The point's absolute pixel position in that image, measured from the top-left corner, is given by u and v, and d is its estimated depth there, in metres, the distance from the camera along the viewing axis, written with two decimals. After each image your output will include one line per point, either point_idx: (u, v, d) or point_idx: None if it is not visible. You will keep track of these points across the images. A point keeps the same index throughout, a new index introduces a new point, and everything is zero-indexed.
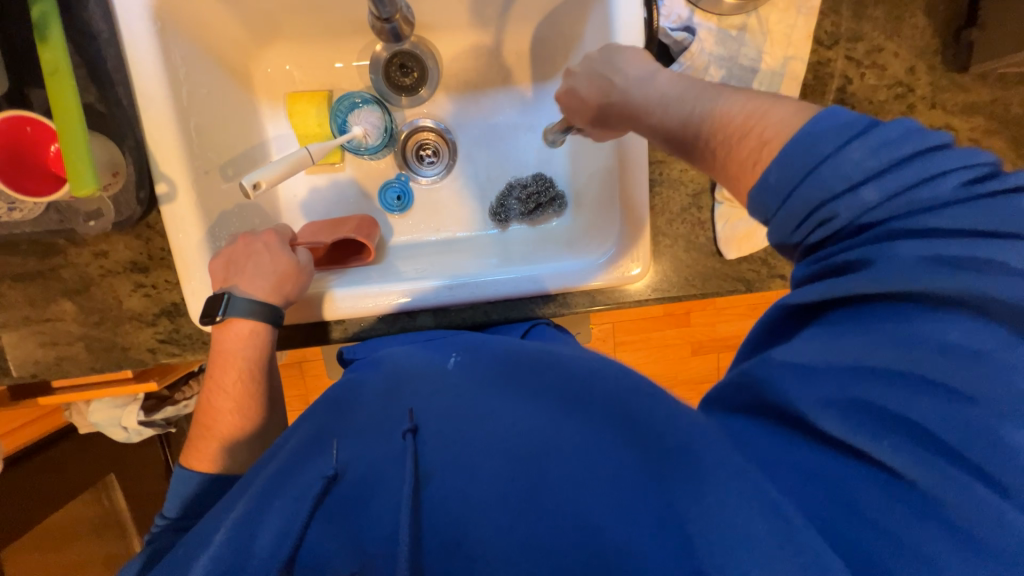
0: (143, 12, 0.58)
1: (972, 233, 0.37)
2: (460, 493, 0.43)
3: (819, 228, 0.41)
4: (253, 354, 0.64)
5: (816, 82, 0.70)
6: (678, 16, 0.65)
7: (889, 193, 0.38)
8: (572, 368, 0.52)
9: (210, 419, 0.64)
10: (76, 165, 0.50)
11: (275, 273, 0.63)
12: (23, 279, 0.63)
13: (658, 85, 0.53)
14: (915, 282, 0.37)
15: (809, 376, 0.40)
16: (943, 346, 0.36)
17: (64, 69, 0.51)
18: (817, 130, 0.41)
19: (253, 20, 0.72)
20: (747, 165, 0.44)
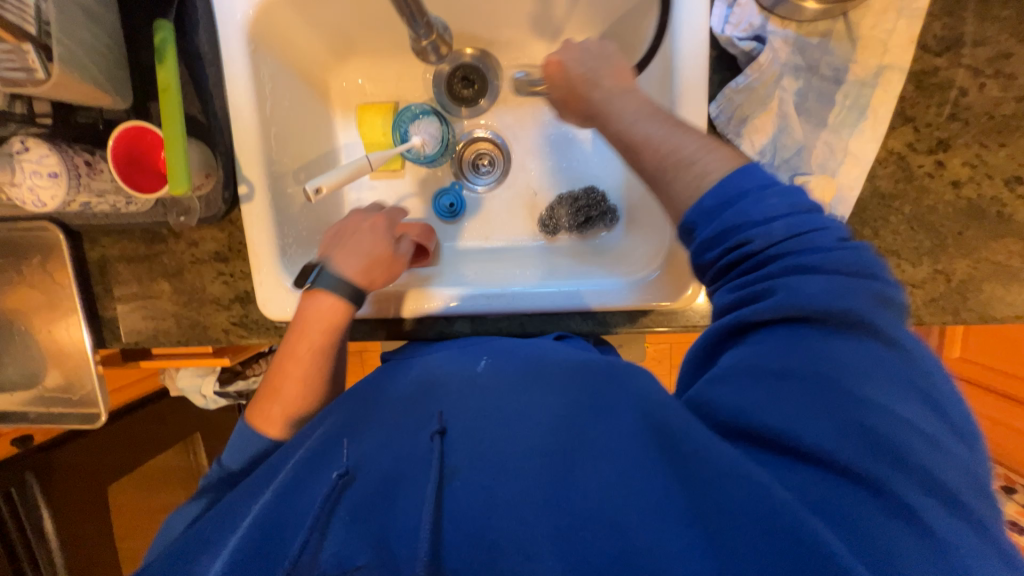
0: (241, 35, 0.66)
1: (850, 273, 0.40)
2: (483, 492, 0.44)
3: (735, 254, 0.42)
4: (330, 327, 0.65)
5: (919, 94, 0.60)
6: (749, 24, 0.59)
7: (794, 230, 0.41)
8: (546, 365, 0.54)
9: (285, 384, 0.65)
10: (176, 169, 0.58)
11: (370, 255, 0.68)
12: (134, 261, 0.75)
13: (630, 100, 0.52)
14: (816, 308, 0.39)
15: (756, 392, 0.39)
16: (850, 368, 0.37)
17: (175, 87, 0.60)
18: (744, 179, 0.43)
19: (332, 39, 0.78)
20: (689, 193, 0.45)
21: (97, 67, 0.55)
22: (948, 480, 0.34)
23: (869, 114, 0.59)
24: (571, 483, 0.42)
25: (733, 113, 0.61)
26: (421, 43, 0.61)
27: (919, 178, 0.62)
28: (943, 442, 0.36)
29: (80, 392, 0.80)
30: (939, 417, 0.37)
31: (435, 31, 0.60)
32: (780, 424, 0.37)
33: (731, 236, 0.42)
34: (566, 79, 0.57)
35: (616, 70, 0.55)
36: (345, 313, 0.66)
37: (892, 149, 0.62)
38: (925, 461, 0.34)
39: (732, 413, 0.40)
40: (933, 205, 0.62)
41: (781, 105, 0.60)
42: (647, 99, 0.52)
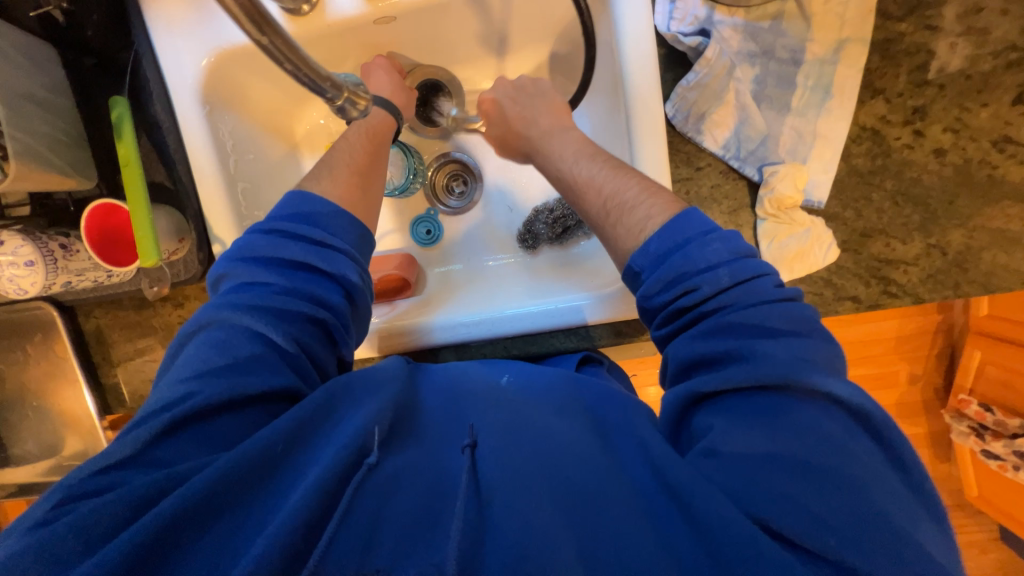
0: (195, 99, 0.67)
1: (800, 333, 0.44)
2: (523, 512, 0.41)
3: (687, 298, 0.47)
4: (373, 131, 0.66)
5: (885, 63, 0.57)
6: (694, 17, 0.57)
7: (739, 279, 0.46)
8: (567, 386, 0.54)
9: (329, 170, 0.61)
10: (144, 241, 0.60)
11: (382, 121, 0.67)
12: (128, 327, 0.77)
13: (566, 142, 0.62)
14: (785, 369, 0.41)
15: (740, 460, 0.39)
16: (827, 437, 0.39)
17: (135, 161, 0.62)
18: (685, 226, 0.49)
19: (288, 85, 0.79)
20: (631, 238, 0.52)
21: (57, 154, 0.57)
22: (919, 543, 0.36)
23: (834, 92, 0.57)
24: (598, 508, 0.41)
25: (689, 111, 0.59)
26: (336, 104, 0.54)
27: (899, 151, 0.59)
28: (910, 504, 0.38)
29: (94, 458, 0.83)
30: (899, 477, 0.40)
31: (345, 88, 0.52)
32: (773, 485, 0.37)
33: (680, 283, 0.47)
34: (505, 117, 0.69)
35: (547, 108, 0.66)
36: (367, 189, 0.62)
37: (865, 125, 0.58)
38: (902, 522, 0.36)
39: (734, 487, 0.38)
40: (917, 177, 0.59)
41: (738, 96, 0.58)
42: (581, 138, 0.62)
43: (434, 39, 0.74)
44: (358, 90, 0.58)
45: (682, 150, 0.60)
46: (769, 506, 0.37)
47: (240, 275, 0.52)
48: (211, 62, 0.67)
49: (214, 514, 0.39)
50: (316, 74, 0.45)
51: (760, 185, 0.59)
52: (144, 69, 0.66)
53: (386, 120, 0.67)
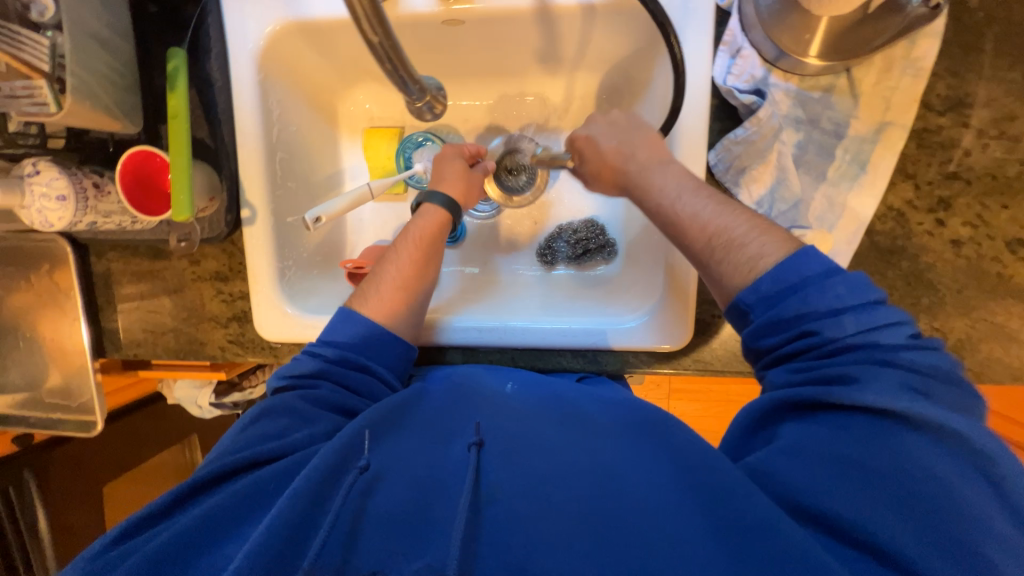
0: (252, 65, 0.68)
1: (925, 374, 0.44)
2: (523, 515, 0.46)
3: (803, 339, 0.47)
4: (434, 226, 0.71)
5: (920, 152, 0.60)
6: (751, 76, 0.60)
7: (862, 325, 0.46)
8: (572, 403, 0.58)
9: (381, 277, 0.67)
10: (179, 195, 0.60)
11: (439, 223, 0.71)
12: (138, 275, 0.76)
13: (667, 176, 0.58)
14: (893, 400, 0.42)
15: (830, 471, 0.42)
16: (928, 466, 0.40)
17: (183, 114, 0.62)
18: (801, 267, 0.48)
19: (341, 66, 0.80)
20: (739, 276, 0.51)
21: (110, 96, 0.57)
22: None
23: (869, 170, 0.59)
24: (615, 516, 0.46)
25: (731, 163, 0.61)
26: (416, 105, 0.58)
27: (919, 236, 0.62)
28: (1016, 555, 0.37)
29: (78, 399, 0.82)
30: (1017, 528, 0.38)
31: (429, 92, 0.57)
32: (853, 498, 0.41)
33: (797, 324, 0.47)
34: (598, 152, 0.62)
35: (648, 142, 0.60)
36: (411, 301, 0.67)
37: (892, 206, 0.61)
38: (991, 558, 0.37)
39: (801, 487, 0.43)
40: (932, 263, 0.62)
41: (780, 158, 0.59)
42: (683, 171, 0.58)
43: (493, 49, 0.75)
44: (437, 94, 0.62)
45: None
46: (851, 512, 0.40)
47: (295, 366, 0.62)
48: (274, 31, 0.68)
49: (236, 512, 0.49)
50: (408, 75, 0.51)
51: None
52: (207, 26, 0.67)
53: (439, 218, 0.72)
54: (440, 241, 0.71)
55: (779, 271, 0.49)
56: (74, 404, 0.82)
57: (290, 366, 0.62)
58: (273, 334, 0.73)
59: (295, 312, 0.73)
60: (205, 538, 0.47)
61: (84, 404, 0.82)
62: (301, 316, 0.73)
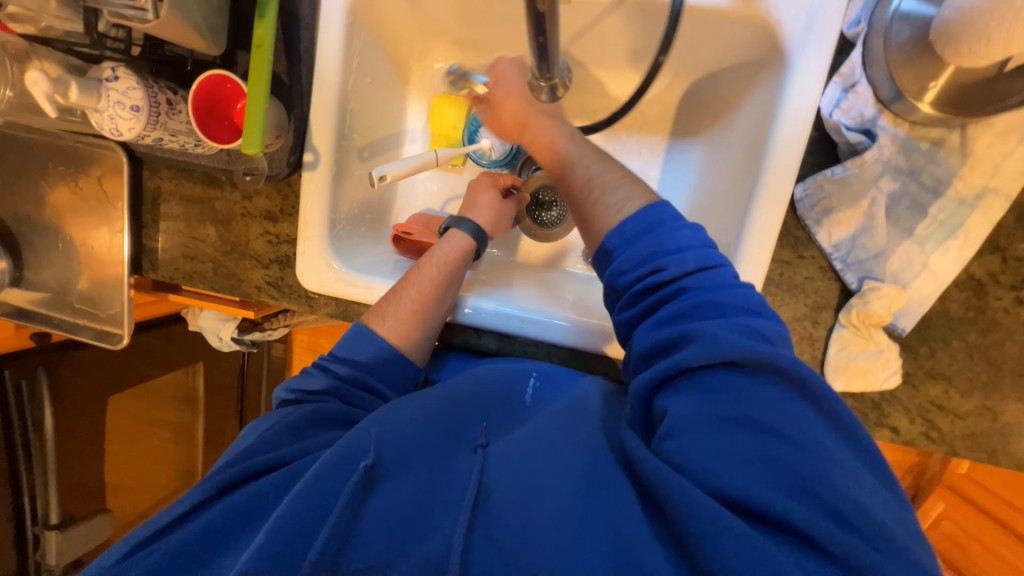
0: (342, 6, 0.65)
1: (752, 309, 0.48)
2: (518, 513, 0.51)
3: (651, 278, 0.50)
4: (458, 251, 0.72)
5: (1016, 226, 0.57)
6: (860, 114, 0.57)
7: (701, 263, 0.49)
8: (574, 407, 0.62)
9: (401, 293, 0.69)
10: (252, 127, 0.58)
11: (465, 249, 0.72)
12: (188, 199, 0.75)
13: (557, 127, 0.62)
14: (735, 351, 0.44)
15: (715, 438, 0.44)
16: (787, 426, 0.43)
17: (268, 44, 0.60)
18: (661, 211, 0.52)
19: (425, 22, 0.77)
20: (605, 219, 0.55)
21: (202, 14, 0.55)
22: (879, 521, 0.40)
23: (959, 235, 0.57)
24: (598, 512, 0.49)
25: (818, 201, 0.59)
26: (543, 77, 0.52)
27: (992, 311, 0.59)
28: (856, 472, 0.43)
29: (106, 311, 0.81)
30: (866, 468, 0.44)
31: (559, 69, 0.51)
32: (735, 461, 0.42)
33: (650, 261, 0.51)
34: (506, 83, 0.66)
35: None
36: (428, 320, 0.68)
37: (973, 275, 0.59)
38: (857, 500, 0.41)
39: (701, 469, 0.43)
40: (999, 340, 0.60)
41: (871, 205, 0.58)
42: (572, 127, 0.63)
43: (585, 35, 0.72)
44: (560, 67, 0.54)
45: (793, 234, 0.61)
46: (742, 482, 0.42)
47: (308, 382, 0.67)
48: None
49: (241, 516, 0.56)
50: (546, 58, 0.46)
51: (855, 293, 0.60)
52: None
53: (466, 246, 0.73)
54: (463, 267, 0.72)
55: (643, 216, 0.52)
56: (99, 314, 0.82)
57: (300, 382, 0.68)
58: (313, 284, 0.72)
59: (342, 268, 0.72)
60: (219, 534, 0.55)
61: (109, 316, 0.82)
62: (347, 272, 0.72)
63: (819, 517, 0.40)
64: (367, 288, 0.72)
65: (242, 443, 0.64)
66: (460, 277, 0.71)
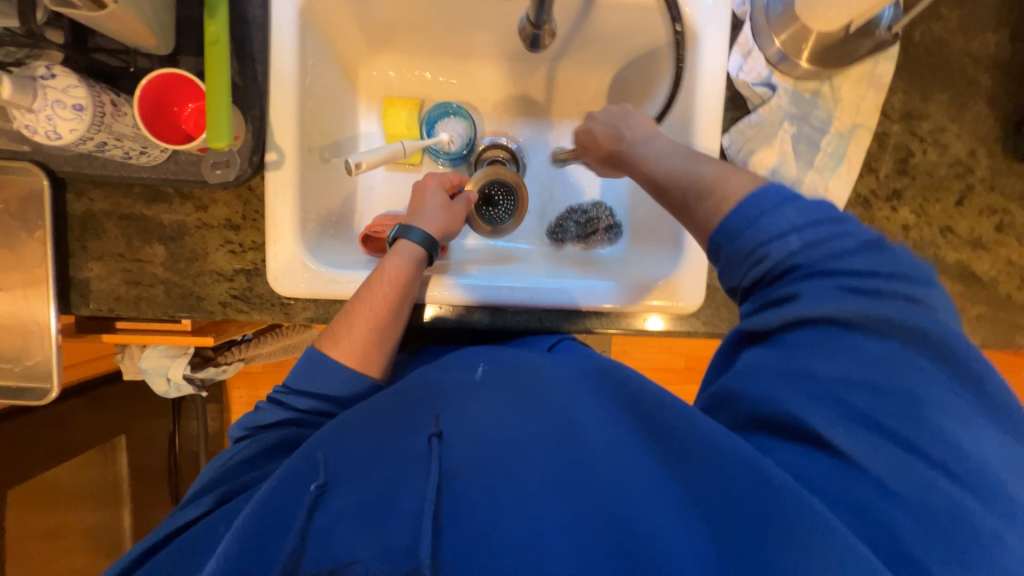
0: (294, 7, 0.67)
1: (880, 273, 0.47)
2: (485, 489, 0.49)
3: (758, 262, 0.50)
4: (405, 263, 0.70)
5: (880, 150, 0.74)
6: (758, 75, 0.71)
7: (811, 240, 0.48)
8: (533, 374, 0.61)
9: (354, 310, 0.67)
10: (216, 121, 0.56)
11: (412, 256, 0.70)
12: (127, 218, 0.68)
13: (652, 145, 0.62)
14: (841, 308, 0.46)
15: (819, 390, 0.45)
16: (878, 366, 0.44)
17: (223, 41, 0.59)
18: (762, 197, 0.51)
19: (371, 29, 0.81)
20: (718, 208, 0.54)
21: (152, 8, 0.53)
22: (995, 471, 0.41)
23: (845, 161, 0.72)
24: (581, 473, 0.49)
25: (741, 145, 0.71)
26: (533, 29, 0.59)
27: (879, 220, 0.75)
28: (986, 432, 0.42)
29: (19, 364, 0.68)
30: (991, 419, 0.43)
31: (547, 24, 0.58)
32: (842, 409, 0.44)
33: (757, 246, 0.50)
34: (594, 138, 0.69)
35: (643, 122, 0.66)
36: (388, 329, 0.67)
37: (860, 194, 0.74)
38: (972, 453, 0.41)
39: (804, 415, 0.44)
40: (888, 243, 0.75)
41: (781, 143, 0.71)
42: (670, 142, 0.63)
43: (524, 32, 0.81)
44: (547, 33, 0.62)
45: None
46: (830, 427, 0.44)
47: (261, 418, 0.64)
48: None
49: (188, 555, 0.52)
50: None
51: None
52: None
53: (415, 256, 0.71)
54: (415, 280, 0.70)
55: (747, 203, 0.51)
56: (10, 370, 0.69)
57: (254, 418, 0.65)
58: (288, 289, 0.69)
59: (317, 265, 0.70)
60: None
61: (23, 370, 0.69)
62: (323, 270, 0.70)
63: (901, 450, 0.42)
64: (350, 283, 0.71)
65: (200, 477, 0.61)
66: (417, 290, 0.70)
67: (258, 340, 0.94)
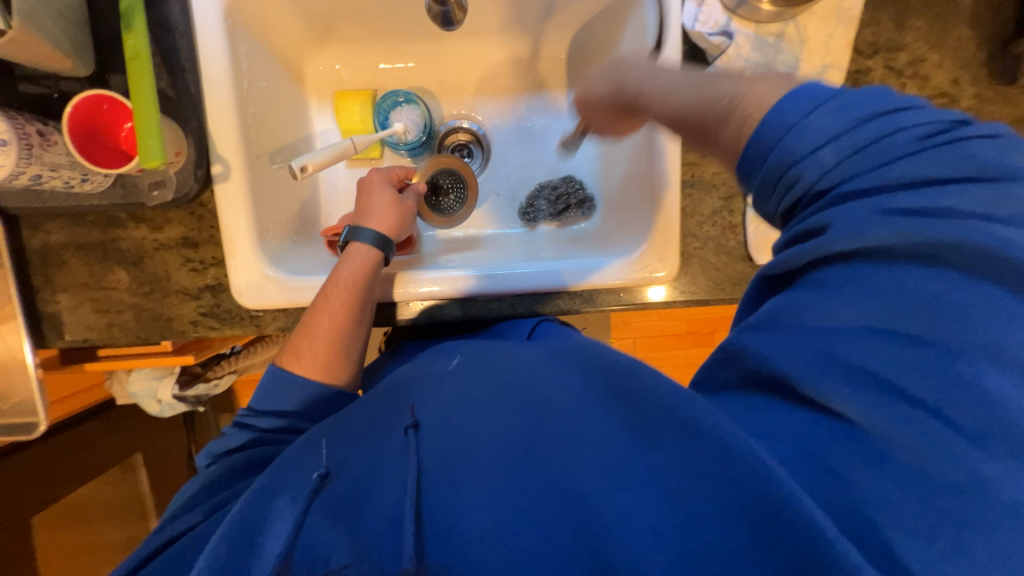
0: (218, 9, 0.63)
1: (938, 180, 0.38)
2: (453, 486, 0.45)
3: (794, 187, 0.42)
4: (359, 267, 0.68)
5: (855, 90, 0.69)
6: (716, 22, 0.66)
7: (848, 149, 0.40)
8: (514, 359, 0.56)
9: (312, 322, 0.67)
10: (147, 140, 0.54)
11: (365, 261, 0.69)
12: (86, 248, 0.68)
13: (665, 78, 0.56)
14: (877, 230, 0.38)
15: (834, 335, 0.39)
16: (920, 301, 0.37)
17: (144, 54, 0.56)
18: (785, 108, 0.43)
19: (310, 22, 0.78)
20: (745, 128, 0.46)
21: (59, 28, 0.50)
22: None
23: None
24: (554, 458, 0.45)
25: None
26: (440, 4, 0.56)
27: None
28: None
29: (6, 401, 0.69)
30: None
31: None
32: (876, 358, 0.37)
33: (790, 168, 0.42)
34: (596, 100, 0.64)
35: (646, 62, 0.60)
36: (349, 337, 0.67)
37: None
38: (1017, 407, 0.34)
39: (823, 372, 0.38)
40: None
41: None
42: (681, 71, 0.56)
43: None
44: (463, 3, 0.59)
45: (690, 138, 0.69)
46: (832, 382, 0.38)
47: (227, 443, 0.65)
48: None
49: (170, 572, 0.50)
50: None
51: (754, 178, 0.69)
52: None
53: (371, 258, 0.70)
54: (372, 282, 0.69)
55: (767, 123, 0.43)
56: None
57: (219, 444, 0.66)
58: (254, 302, 0.68)
59: (278, 274, 0.69)
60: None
61: (11, 407, 0.70)
62: (285, 278, 0.69)
63: (934, 405, 0.35)
64: (315, 288, 0.69)
65: (183, 497, 0.60)
66: (377, 293, 0.70)
67: (246, 352, 0.95)
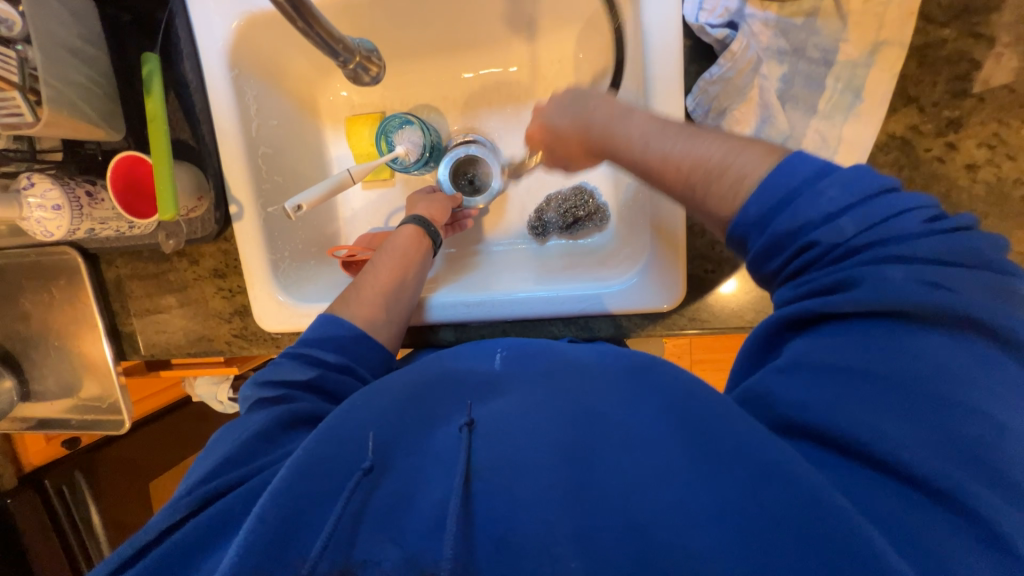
0: (225, 62, 0.70)
1: (949, 262, 0.38)
2: (510, 494, 0.40)
3: (804, 256, 0.41)
4: (410, 240, 0.73)
5: (922, 71, 0.55)
6: (725, 8, 0.56)
7: (864, 224, 0.39)
8: (563, 360, 0.51)
9: (362, 279, 0.69)
10: (165, 195, 0.62)
11: (408, 232, 0.74)
12: (145, 279, 0.80)
13: (633, 125, 0.53)
14: (906, 301, 0.37)
15: (886, 396, 0.36)
16: (952, 374, 0.35)
17: (161, 117, 0.64)
18: (788, 177, 0.41)
19: (315, 55, 0.80)
20: (727, 206, 0.45)
21: (87, 103, 0.59)
22: None
23: (865, 96, 0.54)
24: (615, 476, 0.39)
25: (710, 106, 0.59)
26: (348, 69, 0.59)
27: (927, 163, 0.56)
28: None
29: (104, 401, 0.85)
30: None
31: (358, 53, 0.58)
32: (916, 428, 0.35)
33: (798, 238, 0.41)
34: (560, 134, 0.60)
35: (611, 102, 0.56)
36: (390, 305, 0.68)
37: (895, 133, 0.56)
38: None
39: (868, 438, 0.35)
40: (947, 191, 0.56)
41: (760, 93, 0.56)
42: (651, 115, 0.53)
43: None
44: (374, 56, 0.61)
45: None
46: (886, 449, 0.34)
47: (276, 380, 0.56)
48: (240, 26, 0.70)
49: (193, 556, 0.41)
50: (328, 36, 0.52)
51: None
52: (176, 27, 0.69)
53: (415, 234, 0.74)
54: (416, 253, 0.73)
55: (765, 193, 0.42)
56: (101, 406, 0.86)
57: (272, 375, 0.57)
58: (272, 325, 0.75)
59: (287, 300, 0.75)
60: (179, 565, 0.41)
61: (108, 406, 0.86)
62: (292, 304, 0.75)
63: (982, 485, 0.33)
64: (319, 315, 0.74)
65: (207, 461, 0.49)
66: (419, 261, 0.73)
67: None
